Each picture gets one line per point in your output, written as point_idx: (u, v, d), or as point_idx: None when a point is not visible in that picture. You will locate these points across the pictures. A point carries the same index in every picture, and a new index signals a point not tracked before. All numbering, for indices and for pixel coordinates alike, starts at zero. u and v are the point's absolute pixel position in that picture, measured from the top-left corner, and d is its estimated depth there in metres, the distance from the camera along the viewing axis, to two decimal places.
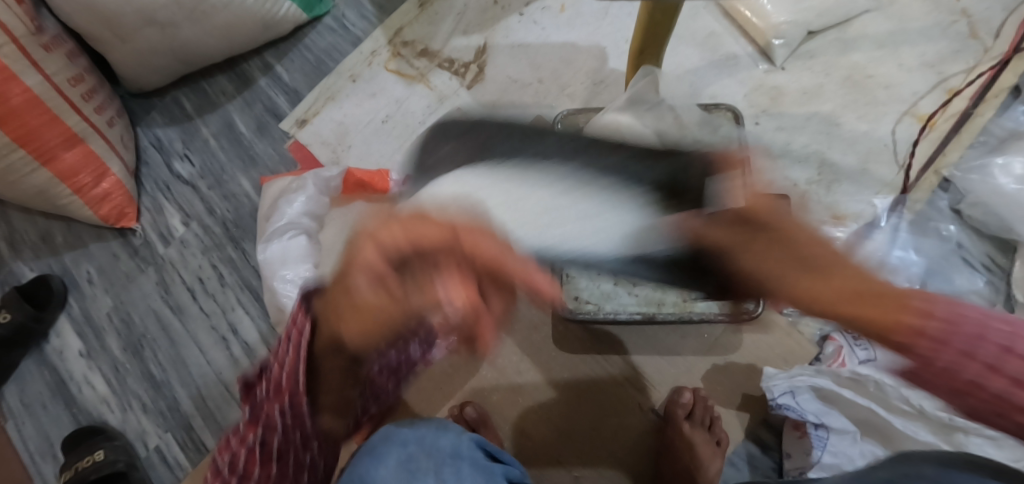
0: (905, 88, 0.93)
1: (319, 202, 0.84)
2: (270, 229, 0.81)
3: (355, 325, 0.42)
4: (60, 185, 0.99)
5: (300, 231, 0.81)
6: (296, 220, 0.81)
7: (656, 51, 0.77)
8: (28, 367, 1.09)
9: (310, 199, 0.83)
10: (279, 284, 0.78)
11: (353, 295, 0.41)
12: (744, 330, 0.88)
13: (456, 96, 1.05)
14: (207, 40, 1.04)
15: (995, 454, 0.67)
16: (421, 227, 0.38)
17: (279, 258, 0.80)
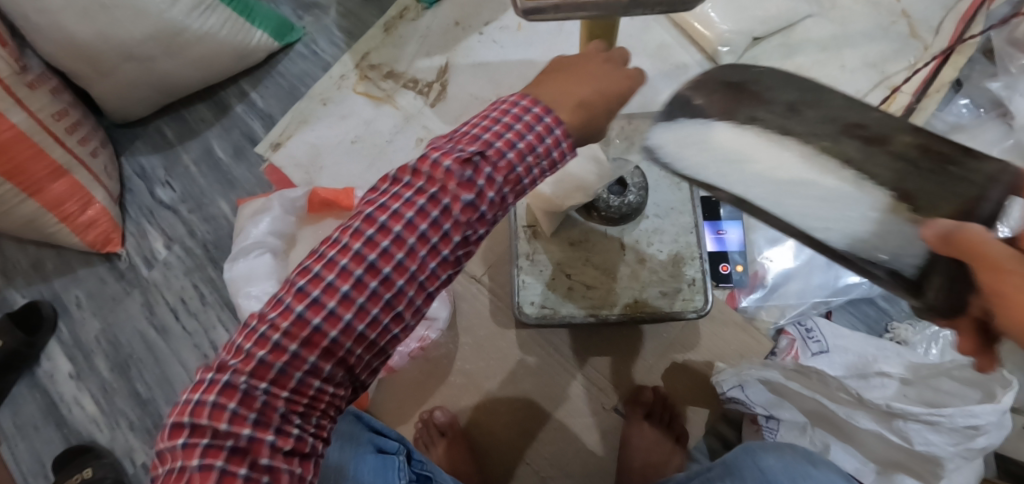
0: (848, 87, 0.97)
1: (285, 221, 0.88)
2: (237, 247, 0.85)
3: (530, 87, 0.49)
4: (47, 214, 1.04)
5: (266, 249, 0.85)
6: (263, 239, 0.85)
7: None
8: (21, 391, 1.13)
9: (276, 219, 0.87)
10: (243, 300, 0.81)
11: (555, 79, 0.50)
12: (701, 328, 0.91)
13: (420, 114, 1.10)
14: (184, 71, 1.09)
15: (937, 443, 0.68)
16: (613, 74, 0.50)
17: (244, 275, 0.83)
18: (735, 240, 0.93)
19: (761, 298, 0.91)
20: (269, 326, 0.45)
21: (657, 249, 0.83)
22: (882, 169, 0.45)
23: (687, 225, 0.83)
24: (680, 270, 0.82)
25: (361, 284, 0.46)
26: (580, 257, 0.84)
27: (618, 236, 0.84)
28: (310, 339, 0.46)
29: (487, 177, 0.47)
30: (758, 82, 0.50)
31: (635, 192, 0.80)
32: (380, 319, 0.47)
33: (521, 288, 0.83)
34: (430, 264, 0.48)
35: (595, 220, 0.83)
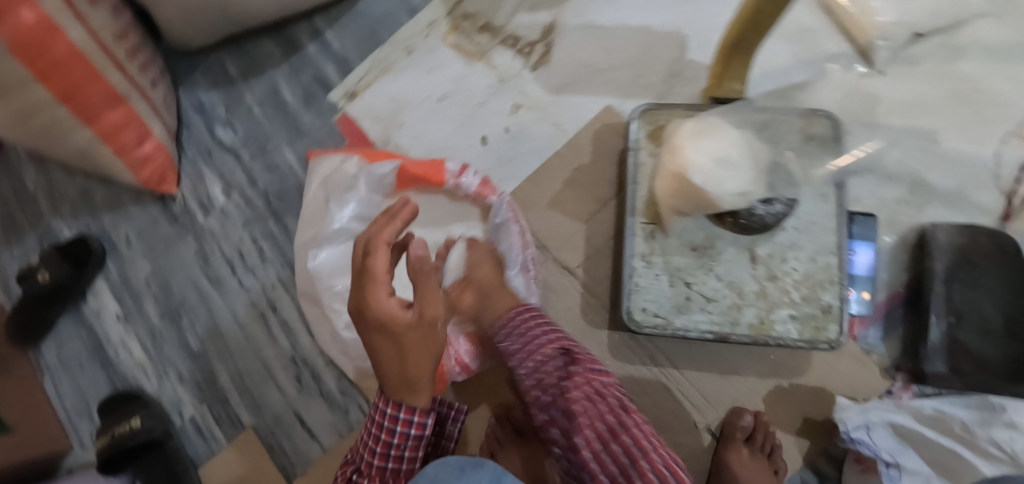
0: (1017, 105, 0.84)
1: (370, 202, 0.80)
2: (321, 232, 0.77)
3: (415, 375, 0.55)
4: (101, 145, 0.95)
5: (351, 236, 0.78)
6: (348, 226, 0.78)
7: (738, 73, 0.80)
8: (67, 326, 1.08)
9: (361, 202, 0.79)
10: (326, 295, 0.76)
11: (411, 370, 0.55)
12: (813, 354, 0.83)
13: (518, 78, 0.97)
14: (256, 2, 0.97)
15: None
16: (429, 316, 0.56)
17: (328, 265, 0.77)
18: (864, 264, 0.83)
19: (885, 332, 0.83)
20: None
21: (792, 268, 0.73)
22: (916, 312, 0.80)
23: (830, 245, 0.73)
24: (815, 293, 0.73)
25: None
26: (702, 265, 0.75)
27: (748, 247, 0.74)
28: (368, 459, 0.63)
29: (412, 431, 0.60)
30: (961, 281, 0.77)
31: (784, 202, 0.69)
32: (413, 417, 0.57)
33: (632, 292, 0.76)
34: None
35: (726, 226, 0.73)
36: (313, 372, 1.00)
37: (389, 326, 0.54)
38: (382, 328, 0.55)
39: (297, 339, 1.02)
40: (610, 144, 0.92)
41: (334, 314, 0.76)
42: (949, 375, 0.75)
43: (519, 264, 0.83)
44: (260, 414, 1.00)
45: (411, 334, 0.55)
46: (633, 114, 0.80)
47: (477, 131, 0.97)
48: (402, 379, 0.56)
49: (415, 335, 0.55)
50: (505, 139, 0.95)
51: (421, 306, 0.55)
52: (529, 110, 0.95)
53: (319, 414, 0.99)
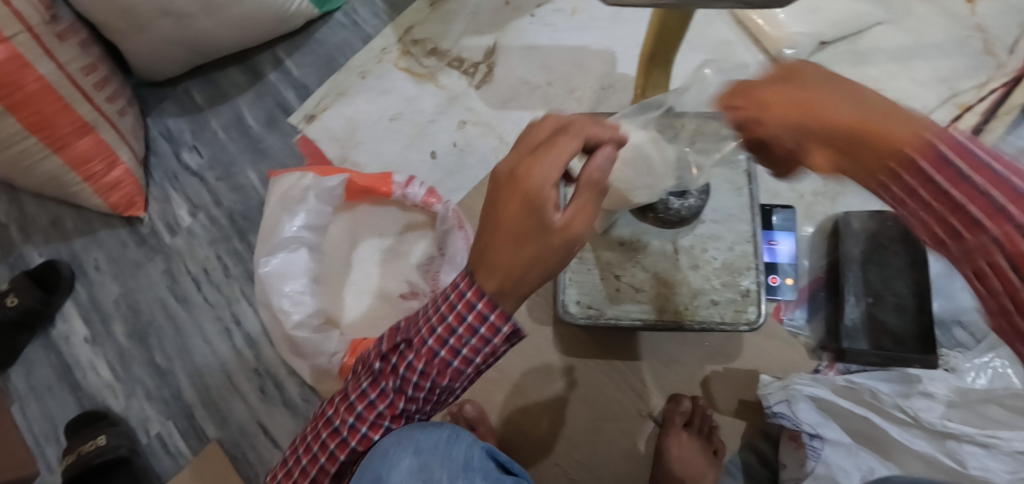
0: (917, 102, 0.93)
1: (320, 213, 0.86)
2: (273, 240, 0.82)
3: (492, 274, 0.50)
4: (70, 172, 1.00)
5: (302, 244, 0.83)
6: (300, 234, 0.83)
7: (660, 81, 0.88)
8: (35, 352, 1.10)
9: (311, 213, 0.84)
10: (277, 296, 0.79)
11: (490, 261, 0.50)
12: (745, 341, 0.89)
13: (465, 96, 1.05)
14: (218, 34, 1.04)
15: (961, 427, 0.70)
16: (532, 202, 0.49)
17: (279, 271, 0.81)
18: (787, 251, 0.89)
19: (810, 313, 0.88)
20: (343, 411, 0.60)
21: (712, 256, 0.80)
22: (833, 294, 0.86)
23: (746, 233, 0.80)
24: (735, 279, 0.79)
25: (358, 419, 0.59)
26: (629, 258, 0.82)
27: (672, 239, 0.81)
28: (397, 362, 0.55)
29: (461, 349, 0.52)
30: (875, 262, 0.84)
31: (697, 195, 0.77)
32: (492, 312, 0.50)
33: (568, 284, 0.81)
34: (382, 403, 0.58)
35: (650, 221, 0.79)
36: (276, 383, 1.04)
37: (529, 202, 0.49)
38: (527, 199, 0.49)
39: (261, 351, 1.05)
40: None
41: (284, 314, 0.79)
42: (873, 350, 0.80)
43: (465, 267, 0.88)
44: (225, 426, 1.03)
45: (547, 236, 0.49)
46: (564, 122, 0.88)
47: (427, 146, 1.04)
48: (502, 272, 0.50)
49: (546, 238, 0.49)
50: (454, 152, 1.03)
51: (569, 216, 0.50)
52: (475, 125, 1.03)
53: (282, 423, 1.02)
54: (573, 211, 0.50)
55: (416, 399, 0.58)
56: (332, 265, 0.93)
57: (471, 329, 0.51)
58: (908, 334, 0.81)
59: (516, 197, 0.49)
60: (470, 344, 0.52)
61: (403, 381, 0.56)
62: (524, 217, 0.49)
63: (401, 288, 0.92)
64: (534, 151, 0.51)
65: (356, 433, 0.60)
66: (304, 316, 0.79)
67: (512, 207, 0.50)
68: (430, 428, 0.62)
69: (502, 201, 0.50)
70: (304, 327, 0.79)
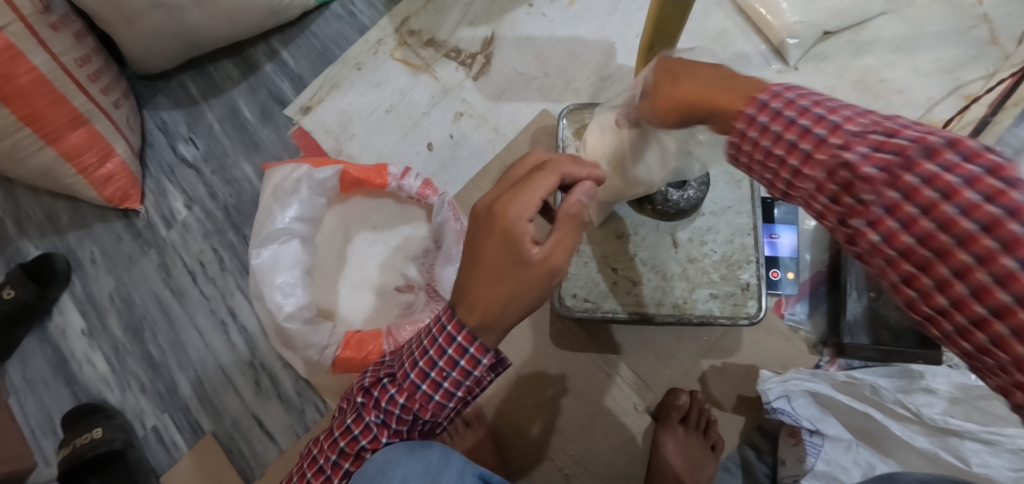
0: (919, 93, 0.92)
1: (313, 205, 0.84)
2: (265, 231, 0.81)
3: (476, 307, 0.54)
4: (64, 165, 0.99)
5: (294, 236, 0.82)
6: (292, 226, 0.82)
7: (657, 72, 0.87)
8: (31, 345, 1.10)
9: (303, 205, 0.83)
10: (270, 290, 0.78)
11: (473, 294, 0.54)
12: (743, 335, 0.87)
13: (460, 88, 1.04)
14: (212, 25, 1.03)
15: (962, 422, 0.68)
16: (507, 240, 0.52)
17: (270, 263, 0.80)
18: (788, 245, 0.88)
19: (810, 308, 0.87)
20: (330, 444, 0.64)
21: (711, 249, 0.79)
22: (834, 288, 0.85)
23: (745, 226, 0.79)
24: (733, 272, 0.78)
25: (344, 451, 0.63)
26: (628, 252, 0.80)
27: (670, 232, 0.80)
28: (382, 397, 0.60)
29: (439, 382, 0.57)
30: None
31: (696, 187, 0.75)
32: (472, 345, 0.55)
33: (563, 278, 0.80)
34: (365, 437, 0.62)
35: (647, 213, 0.78)
36: (271, 376, 1.03)
37: (506, 237, 0.51)
38: (504, 235, 0.52)
39: (256, 345, 1.05)
40: (546, 144, 0.99)
41: (277, 307, 0.78)
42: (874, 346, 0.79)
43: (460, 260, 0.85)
44: (220, 420, 1.03)
45: (524, 269, 0.52)
46: (560, 114, 0.87)
47: (423, 138, 1.03)
48: (483, 307, 0.54)
49: (523, 272, 0.52)
50: (449, 145, 1.02)
51: (548, 250, 0.52)
52: (471, 117, 1.02)
53: (277, 417, 1.02)
54: (551, 245, 0.52)
55: (399, 430, 0.63)
56: (325, 258, 0.92)
57: (449, 363, 0.56)
58: (909, 328, 0.79)
59: (493, 234, 0.52)
60: (449, 378, 0.57)
61: (387, 414, 0.61)
62: (500, 253, 0.52)
63: (396, 282, 0.91)
64: (515, 186, 0.53)
65: (340, 466, 0.64)
66: (295, 308, 0.78)
67: (491, 245, 0.52)
68: (419, 451, 0.61)
69: (481, 238, 0.53)
70: (295, 320, 0.78)
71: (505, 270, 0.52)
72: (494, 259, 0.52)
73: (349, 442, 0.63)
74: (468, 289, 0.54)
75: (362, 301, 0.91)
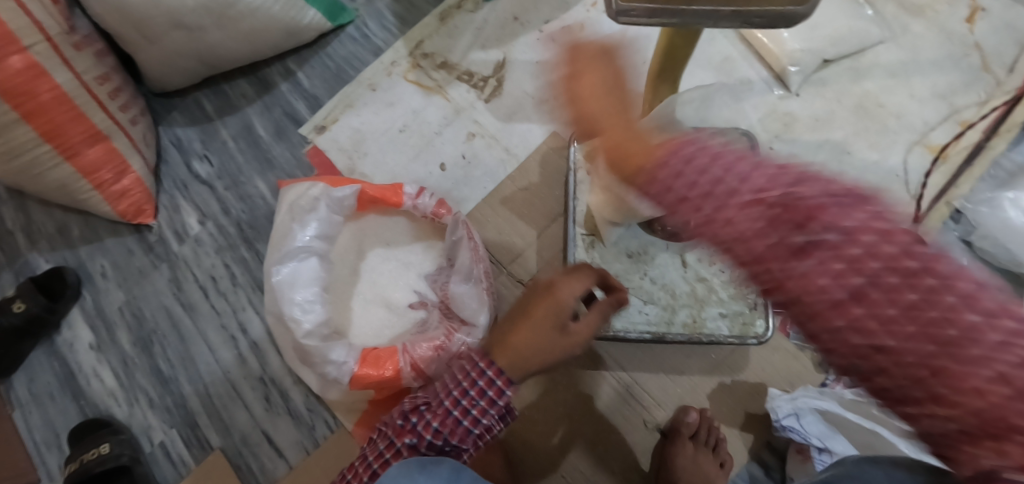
0: (917, 119, 0.95)
1: (330, 223, 0.86)
2: (284, 249, 0.82)
3: (511, 352, 0.63)
4: (81, 180, 1.01)
5: (312, 254, 0.83)
6: (310, 244, 0.83)
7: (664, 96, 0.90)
8: (38, 358, 1.10)
9: (321, 223, 0.85)
10: (288, 306, 0.80)
11: (513, 343, 0.64)
12: (751, 352, 0.89)
13: (472, 109, 1.07)
14: (231, 45, 1.06)
15: None
16: (553, 308, 0.65)
17: (289, 280, 0.81)
18: None
19: None
20: (368, 462, 0.69)
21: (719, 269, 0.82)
22: None
23: None
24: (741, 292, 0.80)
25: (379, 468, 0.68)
26: (637, 271, 0.83)
27: (679, 253, 0.83)
28: (417, 421, 0.66)
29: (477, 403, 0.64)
30: None
31: None
32: (499, 378, 0.63)
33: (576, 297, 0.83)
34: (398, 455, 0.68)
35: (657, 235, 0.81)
36: (281, 391, 1.04)
37: (557, 305, 0.65)
38: (553, 303, 0.65)
39: (266, 360, 1.05)
40: (556, 165, 1.01)
41: (294, 323, 0.79)
42: None
43: (473, 277, 0.86)
44: (228, 435, 1.03)
45: (561, 336, 0.65)
46: (572, 136, 0.89)
47: (435, 158, 1.05)
48: (517, 350, 0.64)
49: (559, 337, 0.65)
50: (461, 164, 1.04)
51: (578, 326, 0.66)
52: (482, 137, 1.05)
53: (286, 433, 1.02)
54: (582, 325, 0.67)
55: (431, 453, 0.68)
56: (340, 274, 0.93)
57: (488, 383, 0.63)
58: None
59: (543, 302, 0.65)
60: (478, 405, 0.64)
61: (419, 437, 0.67)
62: (543, 313, 0.65)
63: (409, 298, 0.93)
64: (566, 274, 0.68)
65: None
66: (314, 325, 0.79)
67: (540, 310, 0.65)
68: (430, 467, 0.64)
69: (534, 301, 0.65)
70: (312, 337, 0.79)
71: (541, 331, 0.64)
72: (537, 322, 0.64)
73: (384, 461, 0.68)
74: (508, 340, 0.64)
75: (375, 318, 0.92)
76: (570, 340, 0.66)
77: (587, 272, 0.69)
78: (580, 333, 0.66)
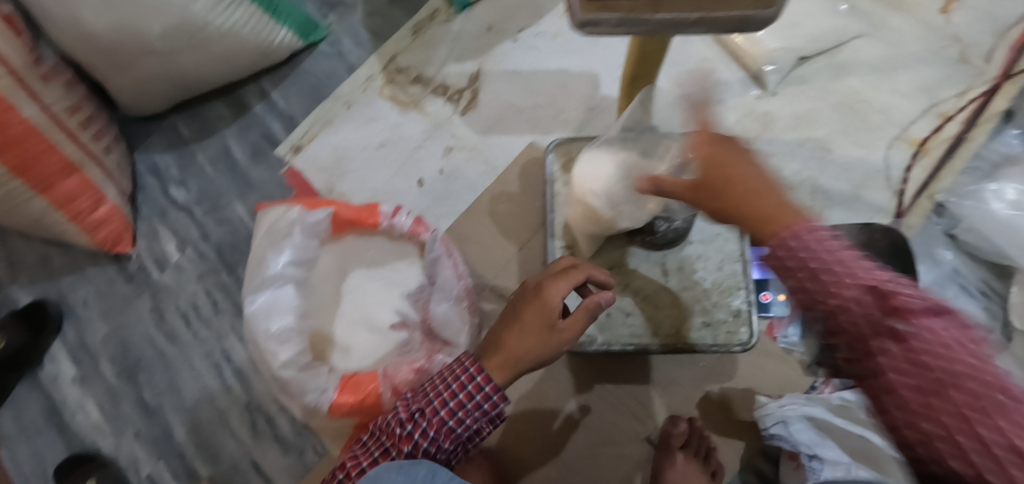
0: (897, 113, 0.94)
1: (307, 248, 0.85)
2: (260, 277, 0.81)
3: (504, 355, 0.67)
4: (56, 212, 0.99)
5: (288, 281, 0.82)
6: (285, 271, 0.82)
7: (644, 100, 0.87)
8: (23, 393, 1.08)
9: (297, 248, 0.84)
10: (264, 336, 0.78)
11: (505, 345, 0.67)
12: (739, 359, 0.88)
13: (450, 122, 1.06)
14: (203, 69, 1.04)
15: None
16: (539, 314, 0.66)
17: (265, 309, 0.80)
18: None
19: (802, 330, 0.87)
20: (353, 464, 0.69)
21: (701, 277, 0.81)
22: None
23: (733, 252, 0.82)
24: (724, 299, 0.80)
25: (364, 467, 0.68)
26: (618, 283, 0.82)
27: (660, 262, 0.83)
28: (412, 429, 0.67)
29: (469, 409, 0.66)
30: None
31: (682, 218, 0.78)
32: (487, 382, 0.66)
33: None
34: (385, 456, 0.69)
35: (637, 244, 0.82)
36: (268, 418, 1.02)
37: (541, 308, 0.66)
38: (539, 307, 0.66)
39: (251, 387, 1.04)
40: (535, 175, 1.00)
41: (269, 355, 0.78)
42: None
43: (454, 294, 0.85)
44: (216, 464, 1.01)
45: (550, 335, 0.66)
46: (550, 148, 0.91)
47: (414, 174, 1.04)
48: (509, 352, 0.66)
49: (548, 336, 0.66)
50: (440, 180, 1.03)
51: (566, 324, 0.65)
52: (461, 151, 1.04)
53: (274, 461, 1.00)
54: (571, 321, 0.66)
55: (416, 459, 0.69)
56: (323, 297, 0.92)
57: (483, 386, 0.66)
58: None
59: (528, 310, 0.67)
60: (466, 407, 0.67)
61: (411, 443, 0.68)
62: (528, 320, 0.66)
63: (392, 319, 0.91)
64: (551, 275, 0.68)
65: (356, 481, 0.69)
66: (292, 356, 0.78)
67: (526, 316, 0.67)
68: (408, 466, 0.64)
69: (521, 307, 0.67)
70: (289, 367, 0.77)
71: (529, 336, 0.66)
72: (524, 328, 0.66)
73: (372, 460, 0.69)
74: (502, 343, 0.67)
75: (358, 339, 0.91)
76: (560, 337, 0.66)
77: (572, 274, 0.67)
78: (570, 329, 0.66)
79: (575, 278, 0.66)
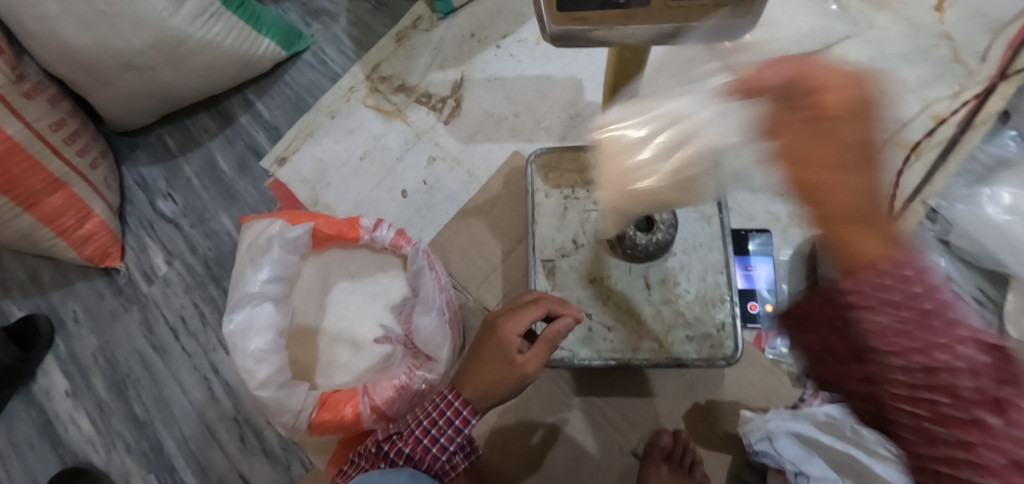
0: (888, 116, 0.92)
1: (285, 264, 0.84)
2: (237, 296, 0.80)
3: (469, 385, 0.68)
4: (43, 228, 0.99)
5: (266, 299, 0.82)
6: (264, 289, 0.81)
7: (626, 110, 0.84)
8: (17, 408, 1.09)
9: (275, 265, 0.83)
10: (241, 354, 0.78)
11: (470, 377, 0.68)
12: (726, 371, 0.86)
13: (433, 131, 1.04)
14: (186, 81, 1.04)
15: None
16: (501, 347, 0.67)
17: (243, 327, 0.80)
18: (765, 276, 0.87)
19: None
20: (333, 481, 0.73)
21: (685, 289, 0.80)
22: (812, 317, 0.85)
23: (717, 263, 0.80)
24: (708, 313, 0.78)
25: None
26: (602, 296, 0.81)
27: (642, 273, 0.81)
28: (390, 448, 0.71)
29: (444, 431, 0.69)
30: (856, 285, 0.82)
31: (665, 229, 0.76)
32: (464, 407, 0.69)
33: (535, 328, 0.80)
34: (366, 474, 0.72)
35: (620, 256, 0.81)
36: (256, 431, 1.03)
37: (501, 342, 0.67)
38: (499, 342, 0.67)
39: (239, 400, 1.04)
40: (518, 184, 0.99)
41: (247, 374, 0.77)
42: None
43: (437, 307, 0.83)
44: (205, 478, 1.02)
45: (510, 366, 0.66)
46: (532, 156, 0.88)
47: (397, 185, 1.03)
48: (474, 382, 0.68)
49: (508, 368, 0.66)
50: (423, 190, 1.02)
51: (527, 359, 0.66)
52: (444, 160, 1.03)
53: (262, 474, 1.01)
54: (531, 355, 0.66)
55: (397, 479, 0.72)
56: (305, 311, 0.92)
57: (459, 411, 0.69)
58: None
59: (490, 344, 0.68)
60: (445, 433, 0.70)
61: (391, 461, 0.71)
62: (491, 352, 0.68)
63: (376, 333, 0.91)
64: (514, 310, 0.70)
65: None
66: (269, 375, 0.78)
67: (487, 352, 0.68)
68: (389, 473, 0.66)
69: (483, 342, 0.69)
70: (265, 386, 0.77)
71: (490, 368, 0.67)
72: (487, 359, 0.68)
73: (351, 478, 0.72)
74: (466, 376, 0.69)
75: (341, 354, 0.90)
76: (521, 371, 0.66)
77: (535, 311, 0.68)
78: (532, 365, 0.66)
79: (539, 315, 0.68)
